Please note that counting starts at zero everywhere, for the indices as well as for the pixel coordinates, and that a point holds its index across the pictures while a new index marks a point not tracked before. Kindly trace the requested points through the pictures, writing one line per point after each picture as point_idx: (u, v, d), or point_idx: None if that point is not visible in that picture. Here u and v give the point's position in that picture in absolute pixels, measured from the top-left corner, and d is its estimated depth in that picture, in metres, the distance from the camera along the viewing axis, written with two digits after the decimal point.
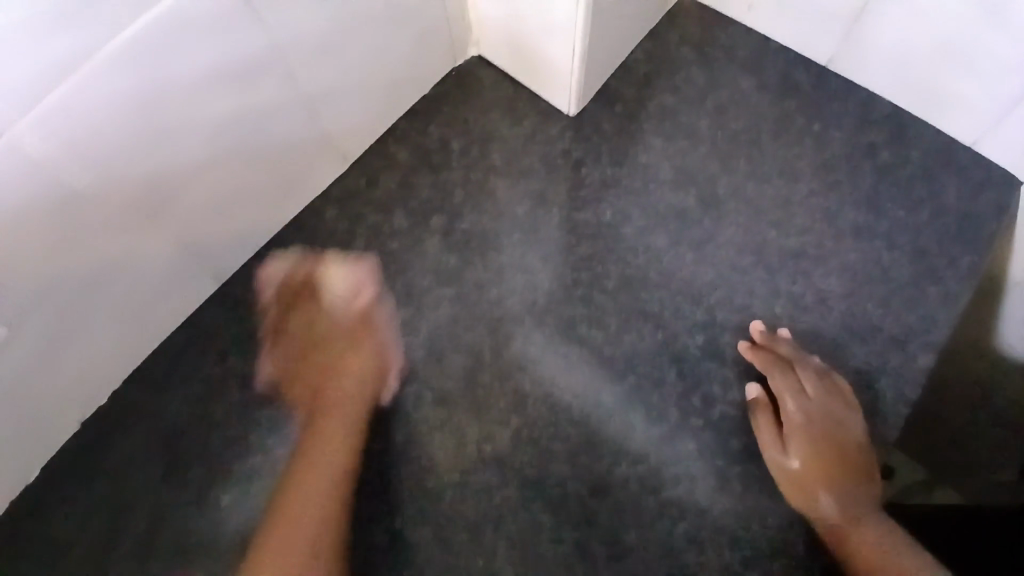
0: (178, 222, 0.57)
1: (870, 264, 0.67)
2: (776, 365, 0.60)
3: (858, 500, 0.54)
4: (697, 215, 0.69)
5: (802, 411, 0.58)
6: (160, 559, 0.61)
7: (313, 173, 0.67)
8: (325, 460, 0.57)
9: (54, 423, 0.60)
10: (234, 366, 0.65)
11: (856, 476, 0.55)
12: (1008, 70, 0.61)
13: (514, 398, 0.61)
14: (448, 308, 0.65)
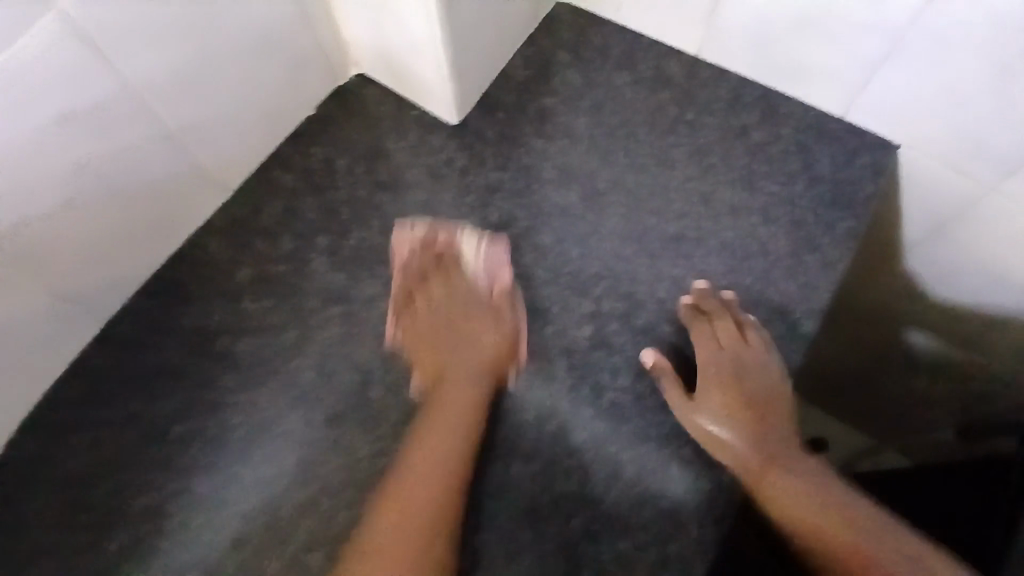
0: (56, 270, 0.58)
1: (748, 240, 0.69)
2: (699, 323, 0.64)
3: (775, 445, 0.59)
4: (579, 210, 0.70)
5: (722, 365, 0.62)
6: None
7: (195, 205, 0.68)
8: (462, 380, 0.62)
9: None
10: (123, 407, 0.64)
11: (765, 422, 0.60)
12: (863, 32, 0.63)
13: (406, 408, 0.62)
14: (334, 328, 0.65)
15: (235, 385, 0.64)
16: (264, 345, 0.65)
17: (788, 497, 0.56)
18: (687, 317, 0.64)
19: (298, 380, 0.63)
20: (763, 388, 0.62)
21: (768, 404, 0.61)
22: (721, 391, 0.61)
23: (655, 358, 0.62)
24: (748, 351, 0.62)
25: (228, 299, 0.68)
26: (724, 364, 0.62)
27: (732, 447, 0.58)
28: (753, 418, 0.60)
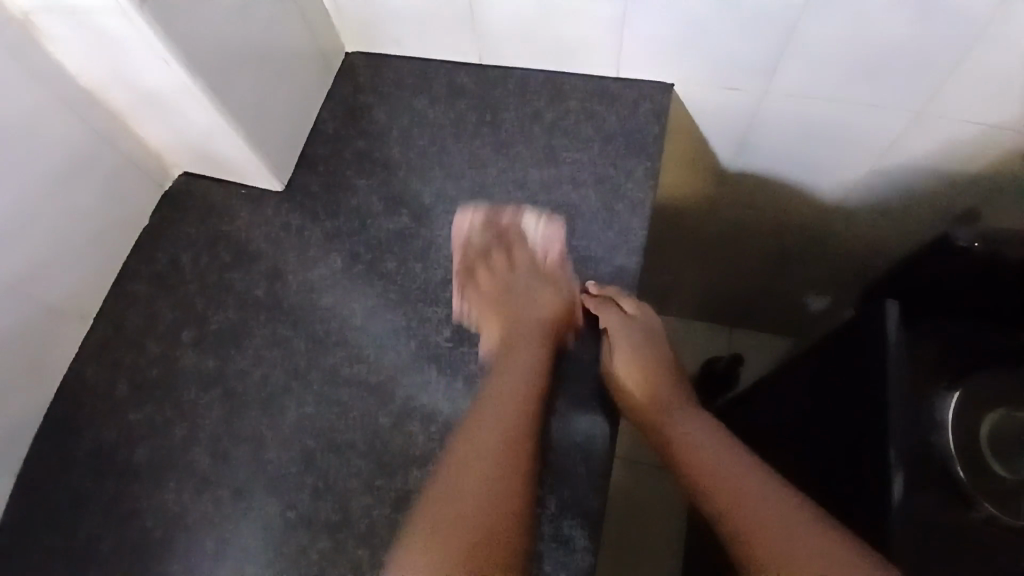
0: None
1: (564, 207, 0.76)
2: (605, 305, 0.70)
3: (691, 421, 0.65)
4: (413, 229, 0.76)
5: (648, 365, 0.68)
6: None
7: (54, 343, 0.71)
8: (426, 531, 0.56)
9: None
10: (41, 548, 0.66)
11: (672, 391, 0.68)
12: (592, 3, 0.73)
13: (302, 458, 0.64)
14: (218, 408, 0.68)
15: (142, 490, 0.66)
16: (156, 448, 0.67)
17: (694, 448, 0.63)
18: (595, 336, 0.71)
19: (196, 468, 0.66)
20: (660, 357, 0.70)
21: (687, 397, 0.69)
22: (658, 397, 0.67)
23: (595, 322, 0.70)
24: (652, 344, 0.69)
25: (112, 416, 0.70)
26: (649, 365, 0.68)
27: (686, 449, 0.63)
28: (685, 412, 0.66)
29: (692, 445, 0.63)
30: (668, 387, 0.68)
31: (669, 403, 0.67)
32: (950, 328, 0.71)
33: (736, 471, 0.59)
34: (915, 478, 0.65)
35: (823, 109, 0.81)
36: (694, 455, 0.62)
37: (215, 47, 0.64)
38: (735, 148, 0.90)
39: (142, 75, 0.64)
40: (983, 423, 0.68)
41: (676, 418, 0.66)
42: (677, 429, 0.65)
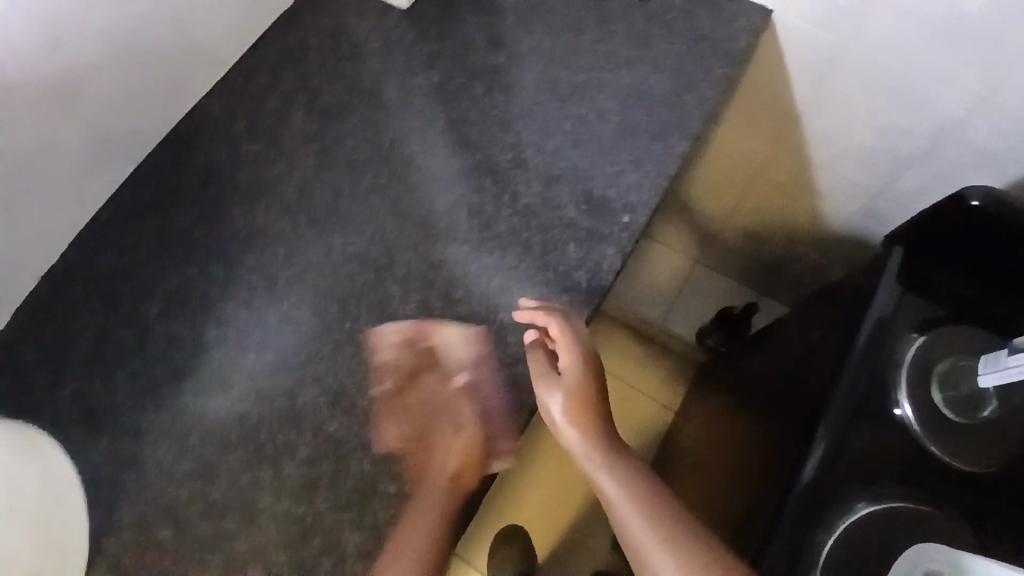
0: (99, 118, 0.76)
1: (639, 85, 0.85)
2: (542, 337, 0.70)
3: (600, 440, 0.73)
4: (505, 68, 0.87)
5: (579, 408, 0.71)
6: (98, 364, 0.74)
7: (196, 76, 0.85)
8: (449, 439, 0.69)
9: (20, 273, 0.76)
10: (151, 223, 0.82)
11: (596, 412, 0.73)
12: None
13: (368, 214, 0.79)
14: (312, 159, 0.83)
15: (238, 203, 0.81)
16: (256, 176, 0.83)
17: (622, 483, 0.71)
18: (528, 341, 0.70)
19: (284, 197, 0.81)
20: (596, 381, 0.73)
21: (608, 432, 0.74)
22: (589, 453, 0.73)
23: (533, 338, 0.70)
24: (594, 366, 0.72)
25: (227, 144, 0.85)
26: (585, 408, 0.71)
27: (618, 515, 0.70)
28: (596, 436, 0.73)
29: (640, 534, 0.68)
30: (597, 422, 0.73)
31: (595, 436, 0.73)
32: (961, 293, 0.82)
33: (661, 543, 0.68)
34: (845, 437, 0.77)
35: (906, 76, 0.87)
36: (638, 533, 0.68)
37: None
38: (814, 93, 0.98)
39: None
40: (941, 365, 0.79)
41: (594, 455, 0.72)
42: (604, 472, 0.72)
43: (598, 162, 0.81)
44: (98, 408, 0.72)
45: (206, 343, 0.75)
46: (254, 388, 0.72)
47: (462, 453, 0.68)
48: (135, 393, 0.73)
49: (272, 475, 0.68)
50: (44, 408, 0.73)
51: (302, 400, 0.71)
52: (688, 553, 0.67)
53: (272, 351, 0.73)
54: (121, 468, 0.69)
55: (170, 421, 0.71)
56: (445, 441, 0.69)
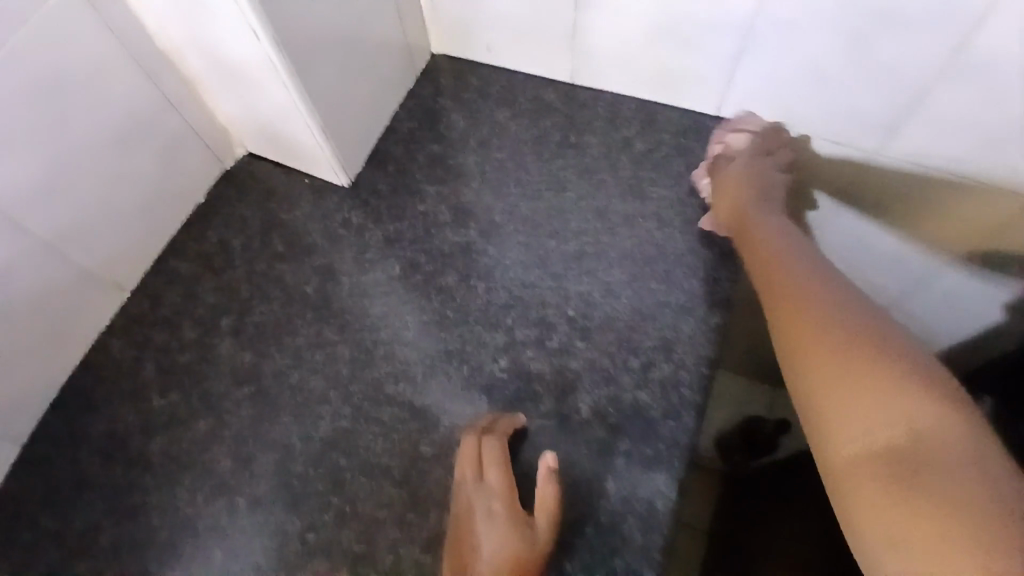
0: None
1: (646, 245, 0.70)
2: (474, 456, 0.57)
3: (770, 223, 0.59)
4: (480, 246, 0.71)
5: (769, 198, 0.63)
6: None
7: (82, 315, 0.66)
8: (488, 542, 0.53)
9: None
10: (42, 528, 0.61)
11: (746, 200, 0.63)
12: (707, 28, 0.66)
13: (331, 476, 0.59)
14: (247, 406, 0.63)
15: (153, 484, 0.61)
16: (174, 443, 0.62)
17: (773, 272, 0.53)
18: (462, 457, 0.57)
19: (217, 468, 0.61)
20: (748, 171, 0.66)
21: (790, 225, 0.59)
22: (752, 246, 0.58)
23: (468, 448, 0.57)
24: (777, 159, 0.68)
25: (133, 398, 0.65)
26: (735, 205, 0.64)
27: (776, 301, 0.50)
28: (783, 235, 0.57)
29: (812, 328, 0.44)
30: (745, 193, 0.64)
31: (762, 232, 0.58)
32: None
33: (846, 335, 0.43)
34: None
35: (925, 199, 0.72)
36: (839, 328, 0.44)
37: (299, 35, 0.59)
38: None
39: (223, 43, 0.59)
40: None
41: (761, 252, 0.56)
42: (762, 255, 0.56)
43: (618, 355, 0.64)
44: None
45: None
46: None
47: (497, 552, 0.53)
48: None
49: None
50: None
51: None
52: (878, 378, 0.39)
53: None
54: None
55: None
56: (483, 530, 0.54)
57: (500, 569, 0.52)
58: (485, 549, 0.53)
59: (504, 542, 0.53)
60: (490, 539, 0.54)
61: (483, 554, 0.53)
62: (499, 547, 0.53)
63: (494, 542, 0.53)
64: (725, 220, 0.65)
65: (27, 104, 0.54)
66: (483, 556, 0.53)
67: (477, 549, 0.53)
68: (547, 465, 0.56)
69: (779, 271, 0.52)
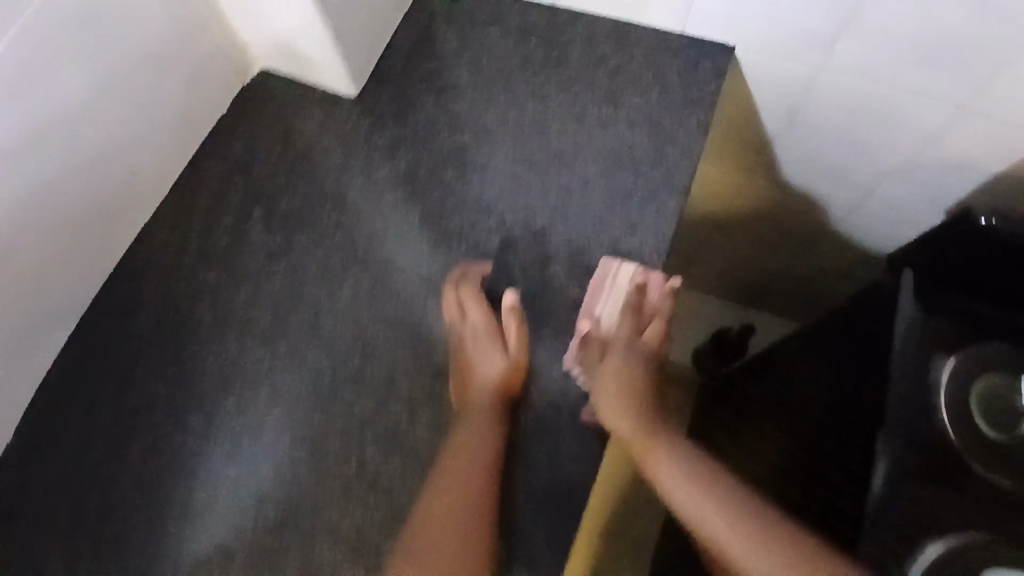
0: (14, 290, 0.66)
1: (617, 144, 0.81)
2: (454, 298, 0.72)
3: (624, 391, 0.67)
4: (474, 146, 0.82)
5: (635, 392, 0.68)
6: (81, 546, 0.66)
7: (125, 217, 0.76)
8: (483, 358, 0.68)
9: None
10: (111, 376, 0.73)
11: (643, 407, 0.67)
12: None
13: (354, 328, 0.72)
14: (280, 277, 0.75)
15: (203, 338, 0.73)
16: (219, 306, 0.74)
17: (665, 470, 0.62)
18: (445, 303, 0.72)
19: (257, 323, 0.73)
20: (639, 396, 0.68)
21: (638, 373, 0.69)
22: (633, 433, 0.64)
23: (449, 293, 0.72)
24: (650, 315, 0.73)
25: (179, 273, 0.77)
26: (631, 397, 0.67)
27: (681, 501, 0.60)
28: (647, 418, 0.66)
29: (693, 502, 0.60)
30: (643, 393, 0.68)
31: (628, 425, 0.64)
32: (992, 313, 0.77)
33: (744, 530, 0.57)
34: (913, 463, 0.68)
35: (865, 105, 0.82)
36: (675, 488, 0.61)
37: None
38: (784, 119, 0.92)
39: None
40: (974, 394, 0.71)
41: (659, 435, 0.65)
42: (658, 465, 0.62)
43: (592, 232, 0.76)
44: None
45: (197, 505, 0.67)
46: (260, 546, 0.65)
47: (492, 367, 0.68)
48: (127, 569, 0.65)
49: None
50: None
51: (316, 551, 0.64)
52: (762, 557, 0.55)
53: (278, 499, 0.66)
54: None
55: None
56: (476, 352, 0.69)
57: (492, 385, 0.67)
58: (481, 364, 0.68)
59: (496, 357, 0.68)
60: (483, 357, 0.69)
61: (481, 369, 0.68)
62: (493, 360, 0.68)
63: (487, 357, 0.68)
64: (611, 380, 0.67)
65: (81, 21, 0.62)
66: (482, 371, 0.68)
67: (476, 367, 0.69)
68: (511, 302, 0.70)
69: (664, 465, 0.62)
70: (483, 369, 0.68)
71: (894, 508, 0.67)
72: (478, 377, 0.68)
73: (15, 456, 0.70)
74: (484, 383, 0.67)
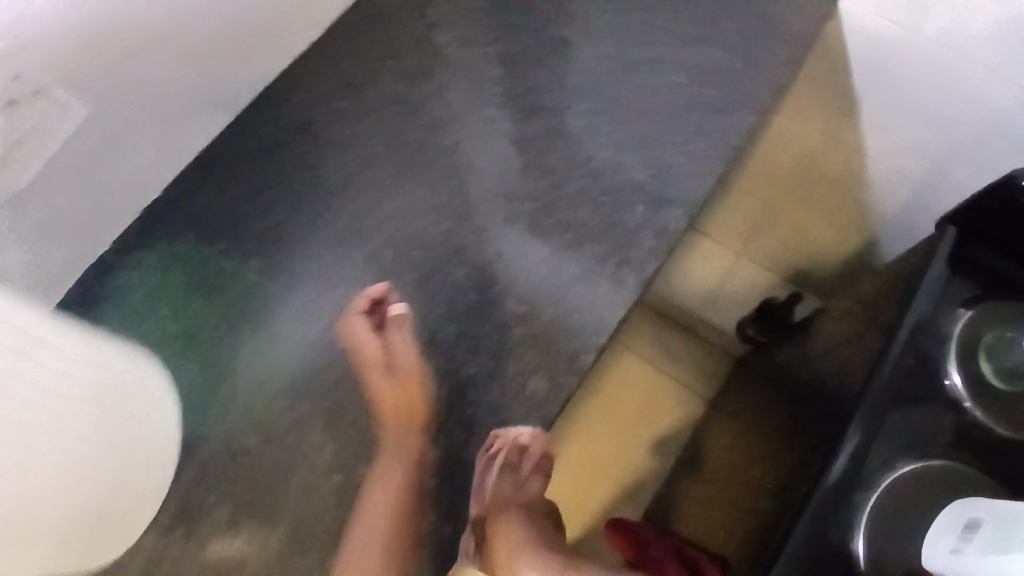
0: (190, 69, 0.72)
1: (711, 58, 0.87)
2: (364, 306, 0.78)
3: (508, 514, 0.68)
4: (578, 38, 0.87)
5: (500, 474, 0.71)
6: (202, 291, 0.81)
7: (284, 42, 0.83)
8: (376, 380, 0.76)
9: (116, 208, 0.77)
10: (237, 169, 0.84)
11: (555, 556, 0.64)
12: None
13: (450, 168, 0.84)
14: (394, 116, 0.87)
15: (321, 152, 0.85)
16: (338, 129, 0.86)
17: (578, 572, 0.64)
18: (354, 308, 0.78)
19: (369, 148, 0.85)
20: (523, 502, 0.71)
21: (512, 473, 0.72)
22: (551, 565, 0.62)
23: (341, 326, 0.78)
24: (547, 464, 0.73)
25: (304, 95, 0.87)
26: (534, 518, 0.69)
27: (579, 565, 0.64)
28: (550, 554, 0.64)
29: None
30: (532, 517, 0.70)
31: (523, 540, 0.65)
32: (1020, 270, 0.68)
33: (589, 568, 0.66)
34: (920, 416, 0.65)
35: None
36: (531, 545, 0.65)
37: None
38: None
39: None
40: (983, 347, 0.66)
41: (552, 558, 0.64)
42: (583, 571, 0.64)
43: (671, 130, 0.83)
44: (204, 324, 0.80)
45: (297, 276, 0.81)
46: (343, 317, 0.79)
47: (387, 393, 0.75)
48: (238, 313, 0.80)
49: (358, 391, 0.77)
50: (158, 323, 0.80)
51: (386, 331, 0.78)
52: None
53: (362, 285, 0.80)
54: (226, 375, 0.78)
55: (266, 336, 0.79)
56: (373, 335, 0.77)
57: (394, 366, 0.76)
58: (397, 346, 0.77)
59: (387, 376, 0.75)
60: (381, 378, 0.75)
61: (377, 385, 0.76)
62: (396, 344, 0.77)
63: (376, 366, 0.76)
64: (493, 491, 0.71)
65: None
66: (380, 379, 0.75)
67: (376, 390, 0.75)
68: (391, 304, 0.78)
69: (508, 522, 0.67)
70: (393, 370, 0.76)
71: (898, 480, 0.63)
72: (382, 360, 0.76)
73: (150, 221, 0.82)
74: (401, 388, 0.75)
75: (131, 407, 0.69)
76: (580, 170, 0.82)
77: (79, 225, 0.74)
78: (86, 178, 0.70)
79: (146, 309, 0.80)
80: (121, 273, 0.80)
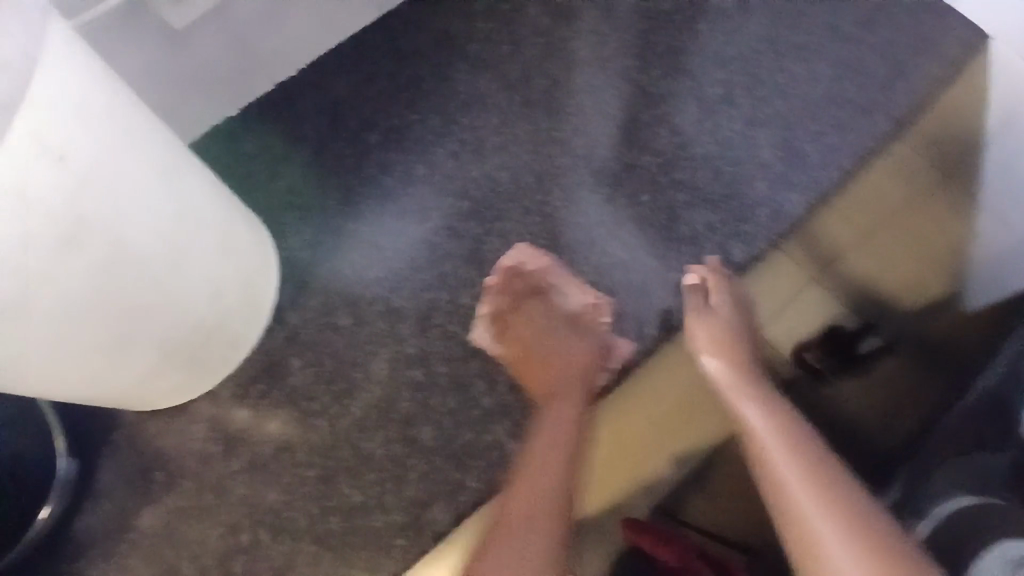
0: None
1: (858, 57, 0.86)
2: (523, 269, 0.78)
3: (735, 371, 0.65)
4: (732, 10, 0.88)
5: (734, 340, 0.68)
6: (317, 171, 0.82)
7: None
8: (572, 343, 0.75)
9: (260, 75, 0.81)
10: (376, 63, 0.86)
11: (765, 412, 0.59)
12: None
13: (578, 108, 0.85)
14: (534, 47, 0.88)
15: (456, 65, 0.87)
16: (477, 47, 0.87)
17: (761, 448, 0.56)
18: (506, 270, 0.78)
19: (504, 72, 0.87)
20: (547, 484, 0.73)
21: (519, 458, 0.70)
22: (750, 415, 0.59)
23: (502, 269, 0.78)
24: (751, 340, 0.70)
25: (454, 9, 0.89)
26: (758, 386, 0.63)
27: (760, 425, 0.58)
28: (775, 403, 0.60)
29: (768, 443, 0.56)
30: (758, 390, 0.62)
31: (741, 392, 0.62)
32: None
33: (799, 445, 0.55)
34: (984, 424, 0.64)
35: None
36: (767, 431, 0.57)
37: None
38: None
39: None
40: None
41: (766, 423, 0.58)
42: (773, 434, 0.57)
43: (803, 119, 0.84)
44: (312, 203, 0.81)
45: (411, 178, 0.82)
46: (447, 225, 0.80)
47: (575, 354, 0.74)
48: (347, 199, 0.81)
49: (448, 299, 0.78)
50: (269, 191, 0.81)
51: (486, 248, 0.80)
52: (827, 488, 0.51)
53: (472, 200, 0.81)
54: (321, 256, 0.79)
55: (369, 227, 0.80)
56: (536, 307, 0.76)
57: (576, 359, 0.73)
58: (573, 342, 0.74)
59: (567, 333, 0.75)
60: (573, 342, 0.74)
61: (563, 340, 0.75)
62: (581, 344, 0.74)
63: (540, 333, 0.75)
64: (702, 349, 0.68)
65: None
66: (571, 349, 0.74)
67: (543, 354, 0.74)
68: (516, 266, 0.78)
69: (761, 398, 0.61)
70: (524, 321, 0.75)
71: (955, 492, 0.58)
72: (580, 334, 0.75)
73: (285, 93, 0.84)
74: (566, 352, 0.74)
75: (249, 264, 0.71)
76: (706, 137, 0.83)
77: (227, 79, 0.78)
78: (247, 34, 0.75)
79: (260, 176, 0.82)
80: (246, 137, 0.82)
